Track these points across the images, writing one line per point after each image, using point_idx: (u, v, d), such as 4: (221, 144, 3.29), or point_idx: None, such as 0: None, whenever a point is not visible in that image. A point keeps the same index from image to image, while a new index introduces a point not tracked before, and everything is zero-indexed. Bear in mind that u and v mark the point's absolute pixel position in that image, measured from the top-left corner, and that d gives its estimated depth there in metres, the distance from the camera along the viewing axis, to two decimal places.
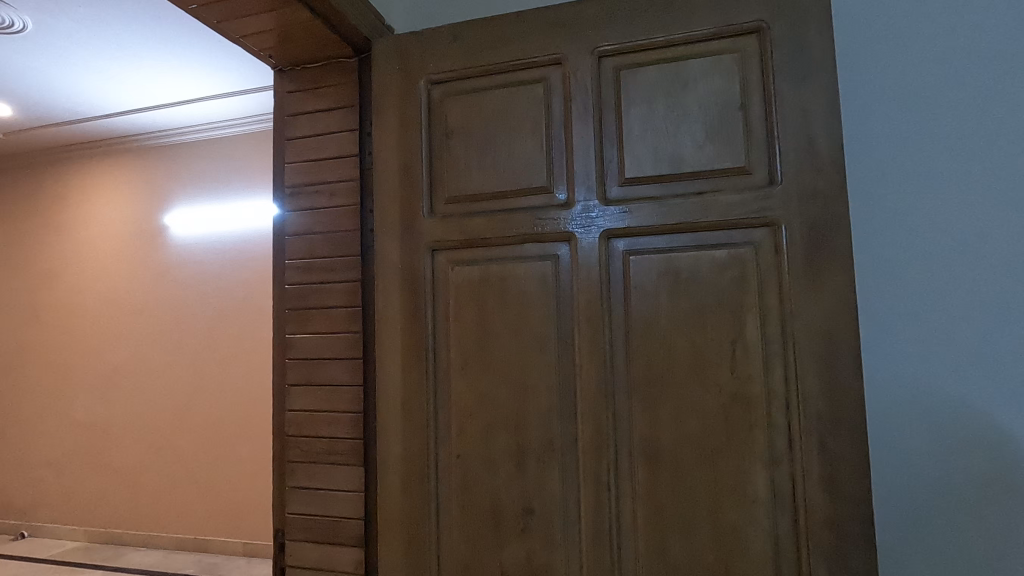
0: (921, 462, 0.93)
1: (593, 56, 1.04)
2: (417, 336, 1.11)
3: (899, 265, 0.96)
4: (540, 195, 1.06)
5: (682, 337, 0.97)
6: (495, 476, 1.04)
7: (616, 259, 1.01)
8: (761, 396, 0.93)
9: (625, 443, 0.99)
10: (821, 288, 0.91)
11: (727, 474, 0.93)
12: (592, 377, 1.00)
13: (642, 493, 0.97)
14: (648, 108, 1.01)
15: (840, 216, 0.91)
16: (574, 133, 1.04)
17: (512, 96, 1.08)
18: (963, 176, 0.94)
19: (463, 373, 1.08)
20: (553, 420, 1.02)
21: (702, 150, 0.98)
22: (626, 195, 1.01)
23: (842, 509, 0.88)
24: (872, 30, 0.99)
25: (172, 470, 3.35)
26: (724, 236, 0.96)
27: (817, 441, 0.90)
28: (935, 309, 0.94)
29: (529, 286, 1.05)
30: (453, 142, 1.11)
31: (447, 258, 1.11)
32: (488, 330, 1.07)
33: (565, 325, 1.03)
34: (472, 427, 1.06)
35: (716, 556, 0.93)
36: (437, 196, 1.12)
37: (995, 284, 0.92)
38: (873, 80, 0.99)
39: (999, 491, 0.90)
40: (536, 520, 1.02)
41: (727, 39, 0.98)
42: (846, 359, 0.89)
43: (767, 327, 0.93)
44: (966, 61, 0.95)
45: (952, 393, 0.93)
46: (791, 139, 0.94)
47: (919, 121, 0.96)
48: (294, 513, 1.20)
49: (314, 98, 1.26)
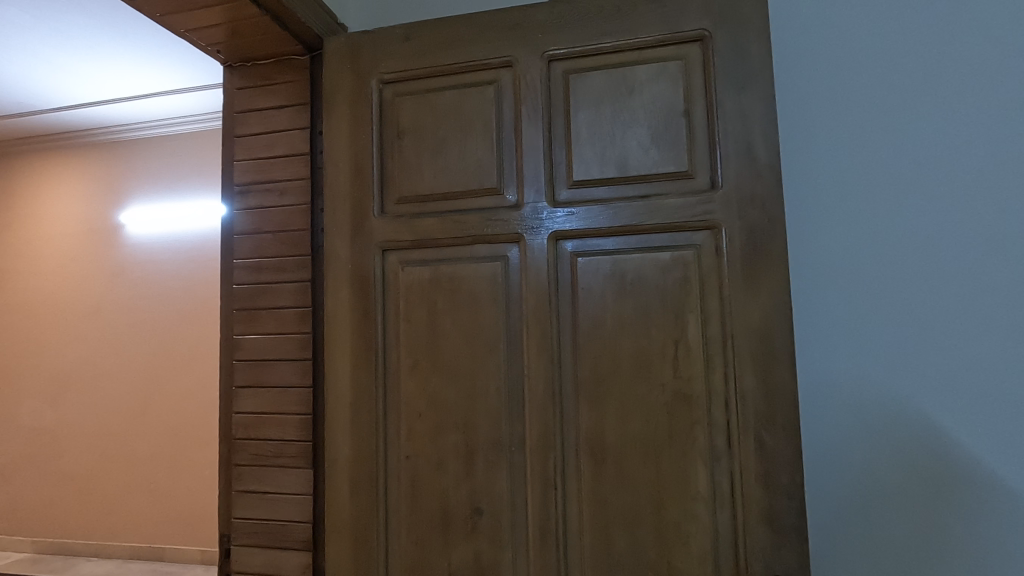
0: (855, 459, 0.97)
1: (543, 59, 1.05)
2: (367, 336, 1.10)
3: (835, 268, 1.00)
4: (491, 197, 1.06)
5: (627, 338, 0.98)
6: (444, 477, 1.04)
7: (565, 260, 1.03)
8: (701, 395, 0.95)
9: (573, 443, 1.00)
10: (759, 289, 0.94)
11: (670, 472, 0.95)
12: (540, 377, 1.01)
13: (589, 491, 0.98)
14: (596, 112, 1.03)
15: (777, 220, 0.94)
16: (524, 136, 1.05)
17: (463, 97, 1.09)
18: (894, 184, 0.98)
19: (413, 373, 1.07)
20: (502, 421, 1.03)
21: (648, 154, 1.00)
22: (574, 197, 1.03)
23: (778, 505, 0.91)
24: (809, 41, 1.03)
25: (126, 476, 3.24)
26: (667, 238, 0.99)
27: (754, 439, 0.92)
28: (869, 310, 0.98)
29: (479, 286, 1.06)
30: (404, 142, 1.11)
31: (398, 258, 1.10)
32: (438, 330, 1.07)
33: (514, 326, 1.04)
34: (422, 428, 1.06)
35: (658, 552, 0.95)
36: (388, 195, 1.12)
37: (922, 287, 0.97)
38: (811, 90, 1.02)
39: (928, 485, 0.95)
40: (485, 520, 1.02)
41: (672, 46, 1.01)
42: (781, 358, 0.92)
43: (709, 328, 0.96)
44: (898, 72, 0.99)
45: (884, 392, 0.97)
46: (731, 145, 0.96)
47: (853, 130, 1.00)
48: (240, 518, 1.18)
49: (265, 95, 1.24)
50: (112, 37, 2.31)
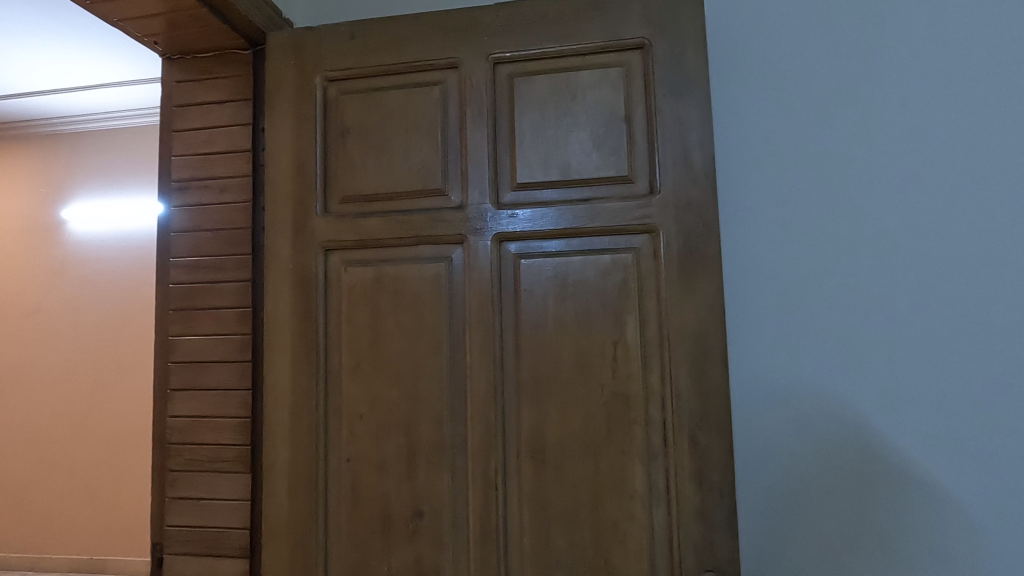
0: (785, 455, 1.02)
1: (488, 61, 1.05)
2: (307, 337, 1.08)
3: (768, 272, 1.04)
4: (435, 198, 1.06)
5: (568, 339, 1.00)
6: (385, 480, 1.03)
7: (507, 262, 1.03)
8: (639, 395, 0.97)
9: (514, 444, 1.00)
10: (693, 293, 0.96)
11: (609, 471, 0.97)
12: (482, 377, 1.01)
13: (530, 492, 0.99)
14: (539, 116, 1.04)
15: (712, 225, 0.97)
16: (469, 137, 1.05)
17: (408, 97, 1.08)
18: (821, 192, 1.03)
19: (354, 375, 1.06)
20: (444, 422, 1.03)
21: (589, 158, 1.02)
22: (518, 200, 1.04)
23: (710, 502, 0.94)
24: (745, 54, 1.07)
25: (65, 484, 3.09)
26: (608, 241, 1.00)
27: (688, 438, 0.95)
28: (799, 313, 1.03)
29: (421, 287, 1.05)
30: (348, 141, 1.10)
31: (341, 258, 1.09)
32: (381, 331, 1.06)
33: (457, 327, 1.04)
34: (363, 430, 1.05)
35: (596, 550, 0.96)
36: (331, 194, 1.10)
37: (845, 292, 1.01)
38: (745, 102, 1.07)
39: (851, 479, 1.00)
40: (426, 522, 1.02)
41: (614, 53, 1.03)
42: (714, 360, 0.95)
43: (647, 329, 0.98)
44: (825, 87, 1.04)
45: (812, 391, 1.01)
46: (670, 151, 0.99)
47: (783, 140, 1.05)
48: (174, 525, 1.14)
49: (205, 89, 1.20)
50: (57, 27, 2.23)
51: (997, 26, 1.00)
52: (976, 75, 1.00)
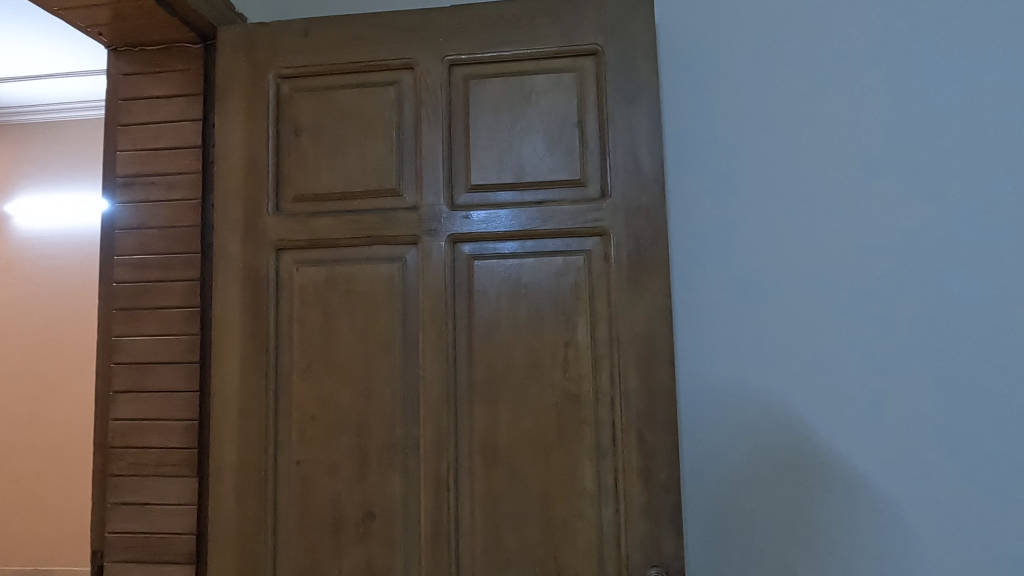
0: (729, 452, 1.06)
1: (444, 63, 1.06)
2: (257, 337, 1.06)
3: (715, 277, 1.08)
4: (389, 198, 1.06)
5: (520, 340, 1.01)
6: (336, 482, 1.02)
7: (461, 263, 1.04)
8: (589, 395, 0.99)
9: (466, 444, 1.01)
10: (642, 295, 0.98)
11: (559, 470, 0.98)
12: (434, 378, 1.02)
13: (481, 492, 0.99)
14: (494, 119, 1.05)
15: (660, 229, 0.99)
16: (424, 138, 1.06)
17: (363, 97, 1.08)
18: (763, 201, 1.08)
19: (305, 377, 1.05)
20: (396, 423, 1.02)
21: (543, 161, 1.03)
22: (472, 201, 1.04)
23: (656, 499, 0.96)
24: (694, 65, 1.11)
25: (6, 492, 2.94)
26: (560, 244, 1.02)
27: (636, 436, 0.97)
28: (742, 316, 1.07)
29: (375, 288, 1.05)
30: (302, 139, 1.09)
31: (293, 258, 1.07)
32: (333, 332, 1.05)
33: (411, 328, 1.04)
34: (314, 432, 1.03)
35: (546, 548, 0.97)
36: (284, 193, 1.09)
37: (784, 296, 1.06)
38: (694, 111, 1.11)
39: (789, 475, 1.04)
40: (377, 524, 1.01)
41: (568, 58, 1.04)
42: (662, 360, 0.97)
43: (597, 330, 1.00)
44: (768, 99, 1.09)
45: (754, 391, 1.06)
46: (621, 156, 1.01)
47: (729, 150, 1.10)
48: (115, 532, 1.10)
49: (154, 83, 1.17)
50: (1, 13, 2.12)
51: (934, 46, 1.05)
52: (916, 92, 1.05)
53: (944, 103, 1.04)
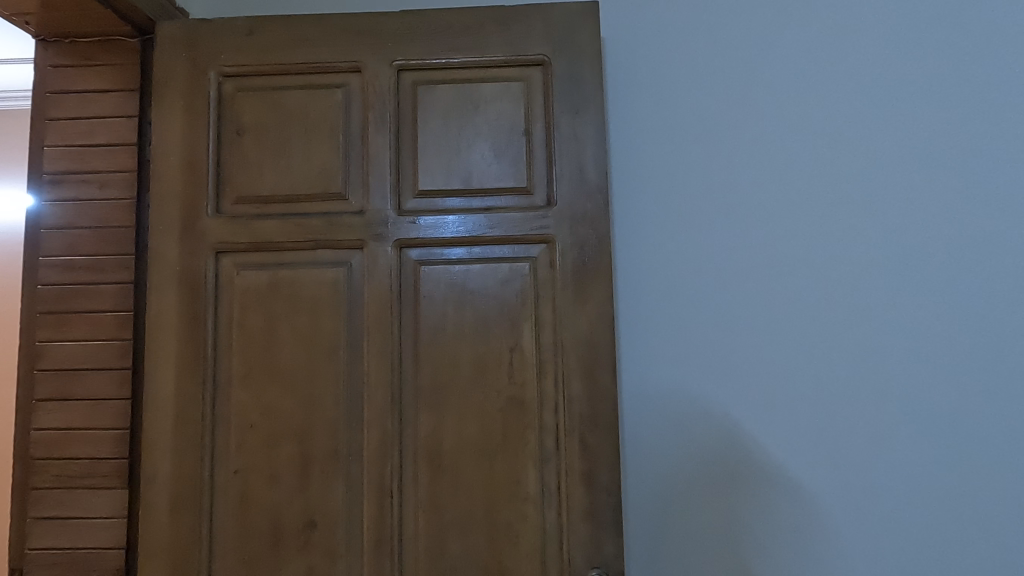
0: (669, 454, 1.09)
1: (392, 68, 1.06)
2: (194, 343, 1.03)
3: (656, 284, 1.12)
4: (336, 202, 1.05)
5: (466, 346, 1.01)
6: (277, 491, 1.00)
7: (408, 269, 1.03)
8: (534, 400, 1.00)
9: (411, 450, 1.00)
10: (586, 302, 1.01)
11: (504, 474, 0.99)
12: (379, 384, 1.01)
13: (425, 498, 0.99)
14: (442, 125, 1.05)
15: (604, 237, 1.02)
16: (371, 142, 1.05)
17: (309, 99, 1.06)
18: (703, 211, 1.12)
19: (245, 383, 1.02)
20: (340, 430, 1.01)
21: (491, 168, 1.04)
22: (419, 207, 1.04)
23: (598, 501, 0.98)
24: (639, 79, 1.15)
25: None
26: (507, 250, 1.03)
27: (579, 440, 0.99)
28: (683, 322, 1.11)
29: (319, 292, 1.03)
30: (244, 140, 1.06)
31: (233, 261, 1.05)
32: (275, 337, 1.02)
33: (356, 333, 1.02)
34: (253, 440, 1.01)
35: (490, 553, 0.98)
36: (224, 194, 1.06)
37: (721, 302, 1.11)
38: (638, 124, 1.14)
39: (725, 476, 1.08)
40: (318, 533, 0.99)
41: (516, 67, 1.06)
42: (604, 365, 1.00)
43: (542, 336, 1.01)
44: (709, 113, 1.14)
45: (692, 395, 1.10)
46: (566, 166, 1.03)
47: (671, 162, 1.13)
48: (36, 549, 1.04)
49: (86, 77, 1.12)
50: None
51: (863, 73, 1.13)
52: (845, 115, 1.12)
53: (871, 127, 1.12)
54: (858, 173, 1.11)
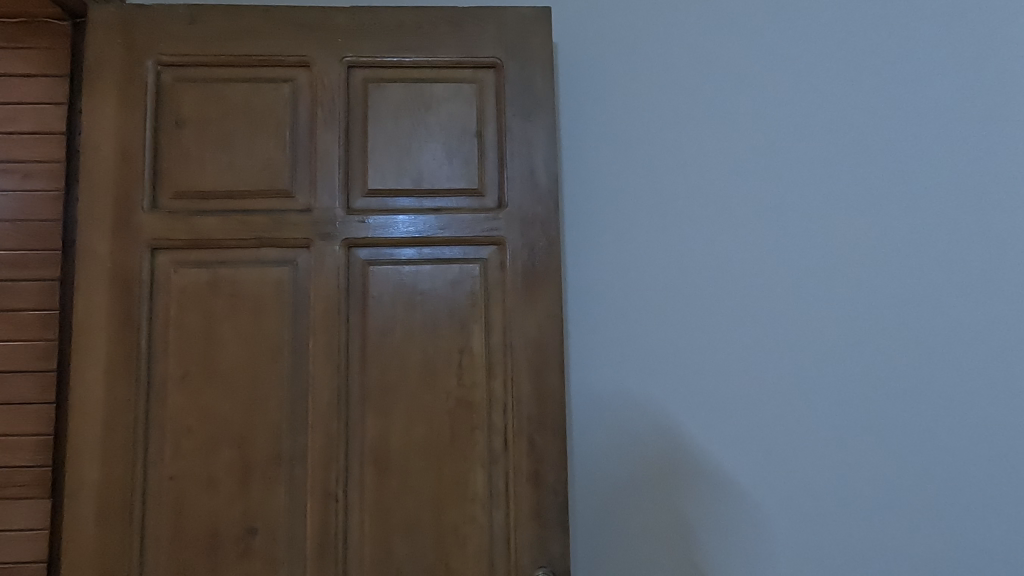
0: (615, 454, 1.12)
1: (342, 64, 1.04)
2: (125, 344, 0.97)
3: (605, 287, 1.14)
4: (281, 199, 1.02)
5: (415, 347, 1.00)
6: (214, 497, 0.96)
7: (356, 269, 1.02)
8: (483, 401, 1.00)
9: (356, 453, 0.98)
10: (535, 304, 1.02)
11: (451, 477, 0.98)
12: (324, 386, 0.99)
13: (371, 501, 0.98)
14: (392, 124, 1.04)
15: (553, 240, 1.03)
16: (319, 139, 1.03)
17: (254, 92, 1.03)
18: (650, 216, 1.15)
19: (182, 385, 0.98)
20: (282, 433, 0.98)
21: (442, 169, 1.04)
22: (368, 206, 1.03)
23: (544, 501, 0.99)
24: (590, 85, 1.17)
25: None
26: (458, 251, 1.03)
27: (526, 441, 0.99)
28: (630, 323, 1.13)
29: (262, 292, 1.00)
30: (184, 132, 1.02)
31: (170, 258, 1.00)
32: (215, 338, 0.99)
33: (301, 334, 1.00)
34: (190, 445, 0.97)
35: (436, 555, 0.97)
36: (162, 188, 1.01)
37: (667, 304, 1.14)
38: (588, 130, 1.16)
39: (669, 474, 1.11)
40: (259, 540, 0.96)
41: (468, 69, 1.06)
42: (552, 366, 1.01)
43: (491, 337, 1.01)
44: (656, 121, 1.17)
45: (638, 395, 1.12)
46: (518, 168, 1.04)
47: (620, 167, 1.16)
48: None
49: (9, 59, 1.05)
50: None
51: (800, 87, 1.18)
52: (786, 123, 1.17)
53: (809, 136, 1.17)
54: (797, 179, 1.16)
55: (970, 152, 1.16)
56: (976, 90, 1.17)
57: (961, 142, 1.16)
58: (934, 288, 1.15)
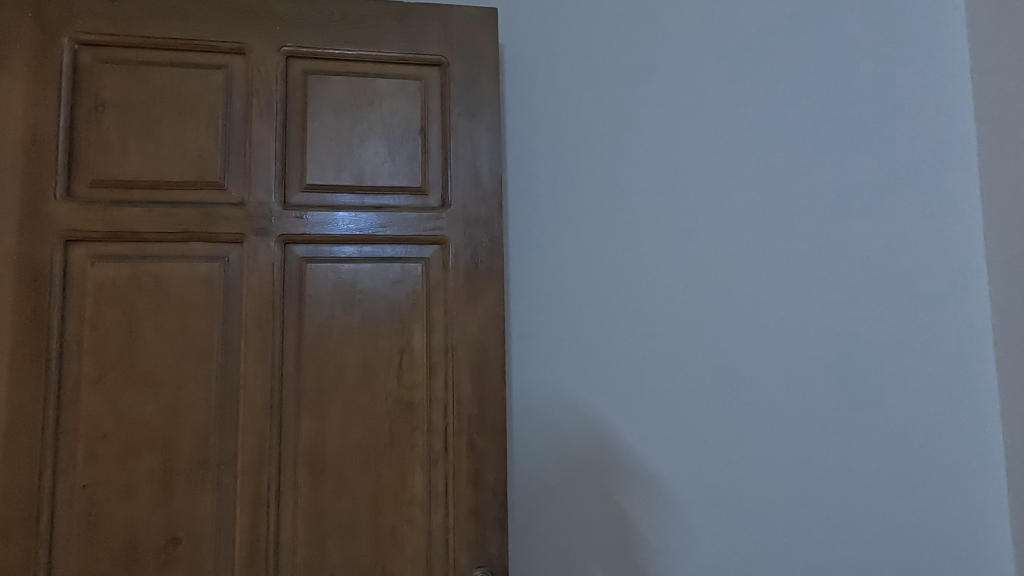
0: (554, 452, 1.13)
1: (280, 53, 1.00)
2: (33, 343, 0.90)
3: (547, 288, 1.15)
4: (212, 191, 0.97)
5: (353, 347, 0.98)
6: (133, 505, 0.91)
7: (292, 266, 0.98)
8: (423, 401, 0.99)
9: (290, 455, 0.95)
10: (477, 304, 1.02)
11: (389, 478, 0.97)
12: (256, 388, 0.95)
13: (305, 505, 0.95)
14: (333, 118, 1.01)
15: (497, 241, 1.04)
16: (254, 130, 0.98)
17: (185, 78, 0.98)
18: (592, 218, 1.18)
19: (97, 388, 0.91)
20: (209, 437, 0.94)
21: (384, 166, 1.02)
22: (306, 202, 1.00)
23: (484, 500, 0.99)
24: (535, 88, 1.18)
25: None
26: (400, 250, 1.01)
27: (467, 441, 0.99)
28: (570, 323, 1.15)
29: (190, 289, 0.95)
30: (104, 117, 0.95)
31: (86, 251, 0.93)
32: (136, 337, 0.93)
33: (231, 333, 0.96)
34: (106, 450, 0.91)
35: (373, 558, 0.95)
36: (78, 175, 0.94)
37: (606, 306, 1.17)
38: (532, 132, 1.18)
39: (605, 471, 1.14)
40: (182, 549, 0.92)
41: (413, 66, 1.05)
42: (494, 366, 1.01)
43: (432, 337, 1.01)
44: (599, 126, 1.19)
45: (577, 395, 1.14)
46: (462, 168, 1.03)
47: (562, 171, 1.18)
48: None
49: None
50: None
51: (733, 99, 1.23)
52: (721, 134, 1.23)
53: (742, 148, 1.23)
54: (729, 188, 1.22)
55: (880, 167, 1.26)
56: (886, 110, 1.27)
57: (877, 162, 1.26)
58: (848, 293, 1.23)
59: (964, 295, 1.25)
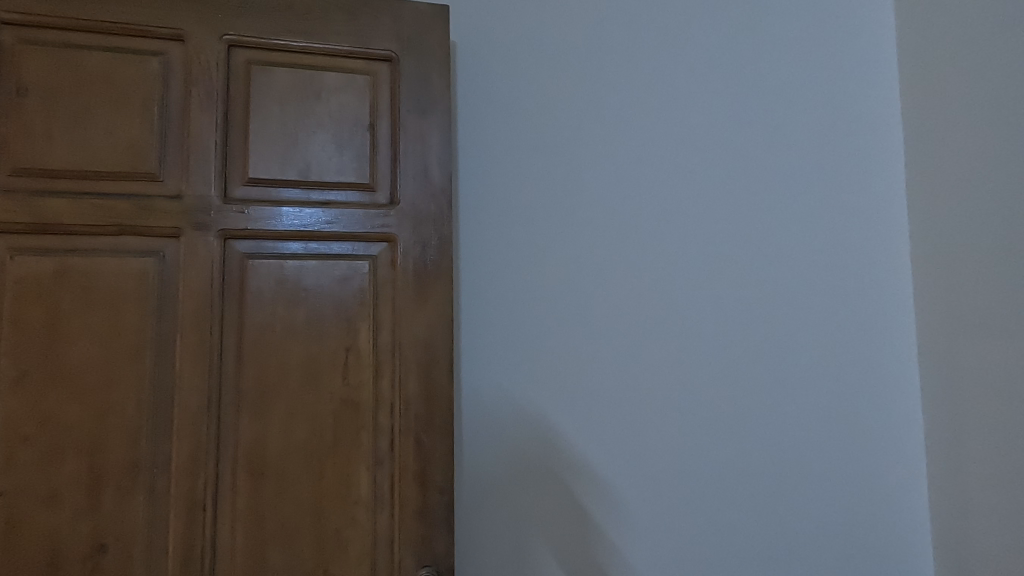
0: (502, 450, 1.14)
1: (222, 42, 0.97)
2: None
3: (497, 287, 1.16)
4: (147, 183, 0.93)
5: (297, 346, 0.96)
6: (57, 512, 0.86)
7: (233, 262, 0.95)
8: (369, 400, 0.98)
9: (228, 457, 0.92)
10: (426, 303, 1.01)
11: (333, 478, 0.95)
12: (192, 387, 0.91)
13: (244, 508, 0.92)
14: (277, 110, 0.99)
15: (446, 239, 1.03)
16: (193, 120, 0.95)
17: (117, 64, 0.93)
18: (543, 219, 1.19)
19: (17, 389, 0.86)
20: (141, 440, 0.90)
21: (331, 161, 1.00)
22: (248, 196, 0.97)
23: (430, 499, 0.99)
24: (487, 87, 1.18)
25: None
26: (347, 247, 1.00)
27: (413, 439, 0.99)
28: (520, 322, 1.16)
29: (122, 285, 0.91)
30: (27, 101, 0.90)
31: (5, 243, 0.88)
32: (61, 335, 0.88)
33: (166, 331, 0.92)
34: (26, 454, 0.86)
35: (315, 561, 0.94)
36: None
37: (555, 305, 1.18)
38: (484, 132, 1.18)
39: (553, 469, 1.16)
40: (111, 556, 0.88)
41: (362, 60, 1.03)
42: (442, 365, 1.01)
43: (379, 336, 0.99)
44: (550, 127, 1.20)
45: (525, 393, 1.15)
46: (411, 165, 1.02)
47: (513, 170, 1.18)
48: None
49: None
50: None
51: (681, 105, 1.27)
52: (669, 138, 1.26)
53: (688, 153, 1.26)
54: (675, 191, 1.25)
55: (817, 174, 1.32)
56: (823, 120, 1.33)
57: (815, 168, 1.32)
58: (787, 294, 1.29)
59: (891, 296, 1.33)
